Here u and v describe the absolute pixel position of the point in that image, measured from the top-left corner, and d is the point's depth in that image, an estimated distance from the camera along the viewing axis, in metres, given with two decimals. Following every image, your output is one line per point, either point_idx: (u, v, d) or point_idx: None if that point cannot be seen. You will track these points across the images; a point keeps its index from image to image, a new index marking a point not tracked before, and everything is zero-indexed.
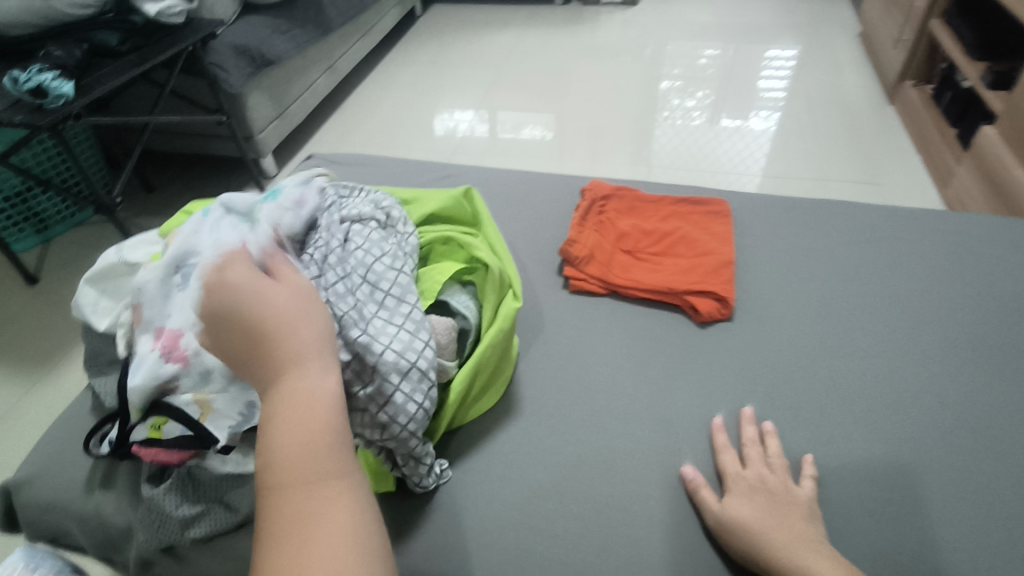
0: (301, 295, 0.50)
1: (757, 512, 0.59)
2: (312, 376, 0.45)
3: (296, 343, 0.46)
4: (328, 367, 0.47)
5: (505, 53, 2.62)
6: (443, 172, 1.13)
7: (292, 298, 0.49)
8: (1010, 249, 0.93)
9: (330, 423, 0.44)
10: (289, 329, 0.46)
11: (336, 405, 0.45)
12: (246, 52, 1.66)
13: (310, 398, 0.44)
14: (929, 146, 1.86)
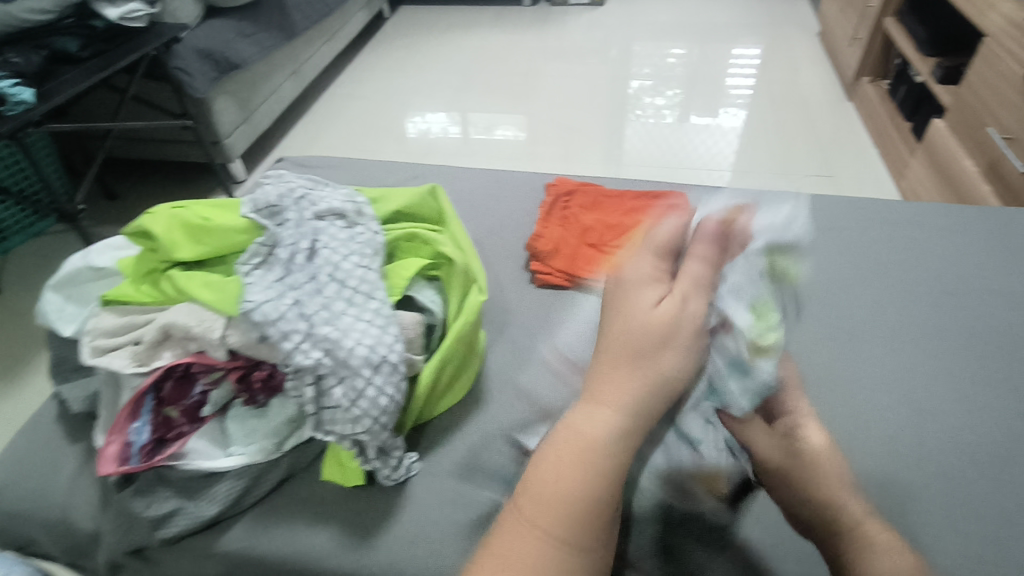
0: (657, 333, 0.50)
1: (815, 460, 0.51)
2: (601, 412, 0.46)
3: (620, 378, 0.48)
4: (629, 418, 0.46)
5: (474, 55, 2.64)
6: (411, 172, 1.14)
7: (652, 325, 0.50)
8: (952, 234, 0.98)
9: (593, 472, 0.43)
10: (628, 362, 0.48)
11: (617, 451, 0.45)
12: (211, 56, 1.65)
13: (591, 438, 0.45)
14: (886, 140, 1.93)
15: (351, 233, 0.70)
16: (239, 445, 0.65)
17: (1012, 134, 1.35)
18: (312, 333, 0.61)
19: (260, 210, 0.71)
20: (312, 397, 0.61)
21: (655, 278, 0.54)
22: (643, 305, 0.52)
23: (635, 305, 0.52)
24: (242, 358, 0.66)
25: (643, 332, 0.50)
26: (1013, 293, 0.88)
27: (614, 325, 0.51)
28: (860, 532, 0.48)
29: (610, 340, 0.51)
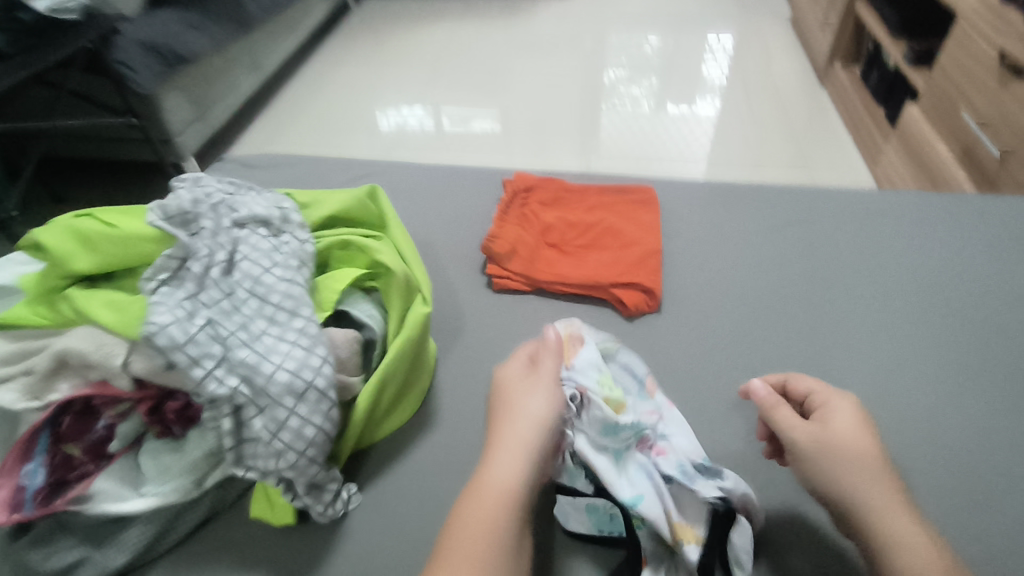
0: (538, 388, 0.60)
1: (849, 440, 0.54)
2: (502, 462, 0.53)
3: (516, 425, 0.56)
4: (529, 462, 0.54)
5: (442, 46, 2.55)
6: (362, 170, 1.07)
7: (532, 401, 0.58)
8: (928, 224, 0.93)
9: (503, 521, 0.50)
10: (519, 413, 0.57)
11: (520, 498, 0.52)
12: (155, 48, 1.51)
13: (500, 489, 0.51)
14: (860, 127, 1.89)
15: (275, 243, 0.65)
16: (151, 485, 0.58)
17: (986, 119, 1.31)
18: (227, 358, 0.55)
19: (171, 217, 0.61)
20: (230, 429, 0.55)
21: (537, 372, 0.62)
22: (528, 387, 0.60)
23: (519, 395, 0.59)
24: (153, 386, 0.59)
25: (528, 404, 0.58)
26: (991, 285, 0.84)
27: (501, 398, 0.61)
28: (886, 515, 0.50)
29: (504, 406, 0.59)
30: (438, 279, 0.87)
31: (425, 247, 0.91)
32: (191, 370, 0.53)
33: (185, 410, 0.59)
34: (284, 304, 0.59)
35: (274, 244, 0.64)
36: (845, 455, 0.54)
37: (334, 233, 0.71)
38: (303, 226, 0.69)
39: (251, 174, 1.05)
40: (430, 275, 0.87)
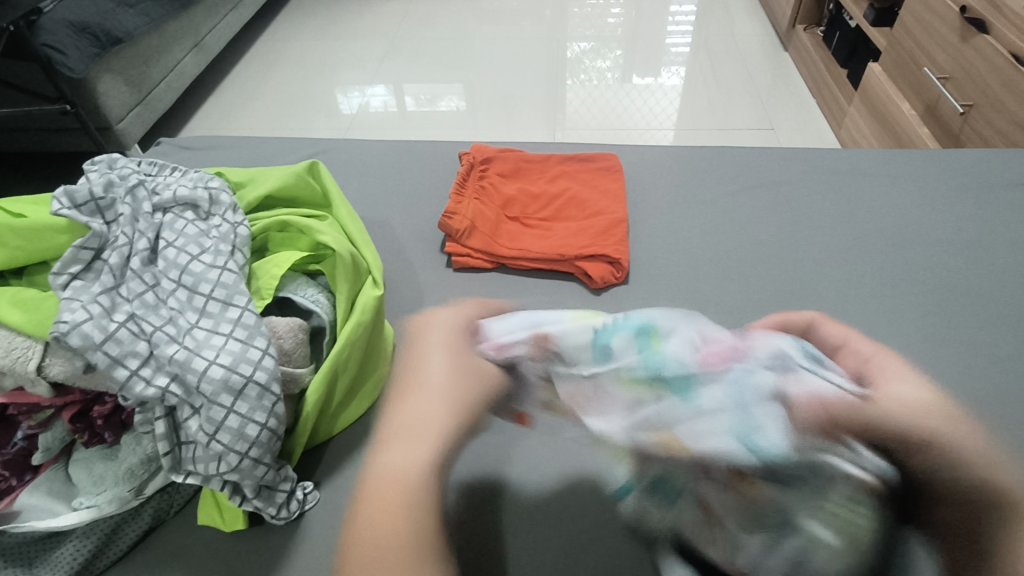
0: (461, 383, 0.58)
1: (914, 424, 0.50)
2: (416, 454, 0.54)
3: (436, 421, 0.56)
4: (438, 456, 0.55)
5: (397, 20, 2.45)
6: (311, 147, 1.00)
7: (459, 408, 0.57)
8: (895, 182, 0.91)
9: (406, 532, 0.50)
10: (449, 404, 0.57)
11: (429, 491, 0.53)
12: (86, 29, 1.39)
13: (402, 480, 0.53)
14: (823, 89, 1.87)
15: (204, 227, 0.60)
16: (84, 499, 0.52)
17: (947, 74, 1.30)
18: (154, 356, 0.51)
19: (80, 205, 0.58)
20: (164, 432, 0.50)
21: (463, 367, 0.59)
22: (457, 389, 0.58)
23: (435, 399, 0.57)
24: (77, 391, 0.54)
25: None
26: (958, 239, 0.82)
27: (420, 386, 0.60)
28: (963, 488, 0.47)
29: (422, 394, 0.59)
30: (395, 260, 0.82)
31: (380, 227, 0.86)
32: (114, 371, 0.49)
33: (115, 415, 0.54)
34: (216, 294, 0.55)
35: (203, 230, 0.60)
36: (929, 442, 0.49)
37: (274, 215, 0.67)
38: (238, 208, 0.64)
39: (190, 157, 0.98)
40: (387, 255, 0.82)
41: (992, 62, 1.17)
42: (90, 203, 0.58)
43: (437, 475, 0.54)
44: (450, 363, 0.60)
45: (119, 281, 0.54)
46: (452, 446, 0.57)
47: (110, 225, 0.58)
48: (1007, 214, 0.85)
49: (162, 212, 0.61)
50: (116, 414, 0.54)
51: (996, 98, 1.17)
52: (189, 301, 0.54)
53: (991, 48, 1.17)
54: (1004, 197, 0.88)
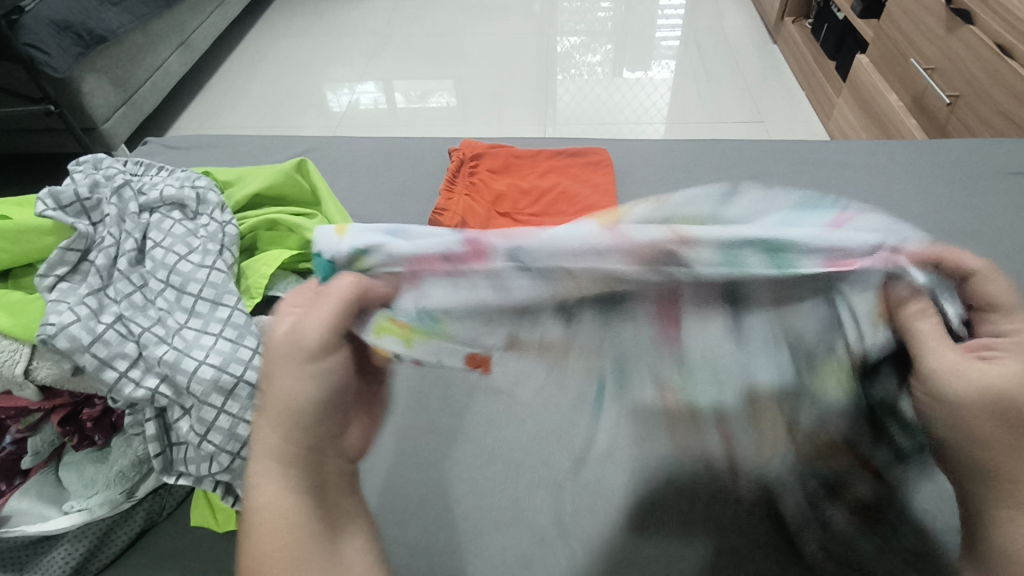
0: (288, 357, 0.40)
1: None
2: (260, 467, 0.40)
3: (274, 429, 0.40)
4: (295, 467, 0.40)
5: (386, 17, 2.44)
6: (300, 145, 0.99)
7: (284, 405, 0.40)
8: (884, 173, 0.92)
9: (305, 555, 0.38)
10: (269, 400, 0.40)
11: (295, 502, 0.39)
12: (69, 28, 1.37)
13: (267, 505, 0.39)
14: (812, 82, 1.88)
15: (192, 227, 0.60)
16: (75, 502, 0.52)
17: (934, 65, 1.31)
18: (143, 357, 0.50)
19: (65, 206, 0.57)
20: (155, 433, 0.51)
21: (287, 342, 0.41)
22: (284, 368, 0.41)
23: (275, 379, 0.40)
24: (66, 394, 0.53)
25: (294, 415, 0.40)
26: (946, 229, 0.83)
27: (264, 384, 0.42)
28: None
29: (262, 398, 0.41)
30: None
31: (370, 225, 0.85)
32: (103, 373, 0.48)
33: (106, 417, 0.54)
34: (205, 294, 0.54)
35: (191, 229, 0.59)
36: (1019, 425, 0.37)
37: (263, 213, 0.66)
38: (226, 207, 0.64)
39: (178, 157, 0.97)
40: None
41: (978, 53, 1.18)
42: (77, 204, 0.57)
43: (300, 484, 0.40)
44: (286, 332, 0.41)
45: (107, 282, 0.54)
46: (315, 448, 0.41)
47: (96, 226, 0.58)
48: (994, 203, 0.86)
49: (149, 212, 0.61)
50: (106, 416, 0.54)
51: (982, 88, 1.17)
52: (177, 302, 0.54)
53: (976, 39, 1.18)
54: (991, 187, 0.88)
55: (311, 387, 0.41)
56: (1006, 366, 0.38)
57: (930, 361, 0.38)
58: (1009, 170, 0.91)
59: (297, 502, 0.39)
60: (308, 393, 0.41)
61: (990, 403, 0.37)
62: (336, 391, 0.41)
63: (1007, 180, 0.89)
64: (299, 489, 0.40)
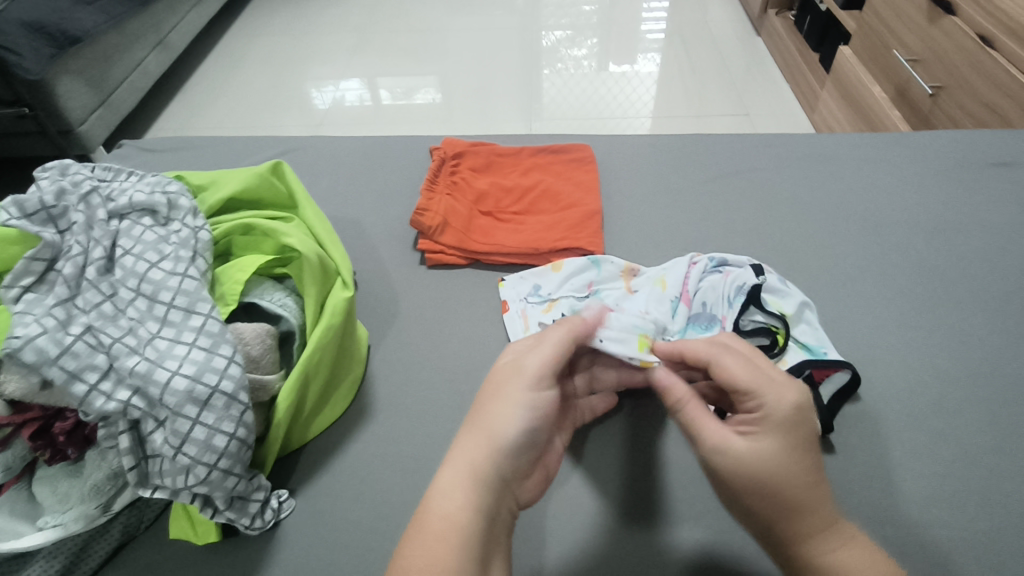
0: (512, 370, 0.51)
1: (786, 440, 0.46)
2: (446, 471, 0.45)
3: (483, 445, 0.47)
4: (479, 486, 0.45)
5: (368, 13, 2.41)
6: (278, 146, 0.97)
7: (502, 424, 0.47)
8: (866, 165, 0.92)
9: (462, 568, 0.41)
10: (480, 414, 0.49)
11: (463, 523, 0.43)
12: (41, 28, 1.33)
13: (440, 507, 0.43)
14: (797, 74, 1.88)
15: (164, 233, 0.58)
16: (48, 518, 0.51)
17: (917, 57, 1.31)
18: (114, 369, 0.49)
19: (31, 215, 0.55)
20: (128, 446, 0.49)
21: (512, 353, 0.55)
22: (507, 393, 0.49)
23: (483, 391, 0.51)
24: (37, 408, 0.51)
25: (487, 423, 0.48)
26: (929, 221, 0.83)
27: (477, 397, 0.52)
28: (811, 535, 0.44)
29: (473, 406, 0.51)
30: (367, 259, 0.80)
31: (351, 227, 0.84)
32: (72, 386, 0.47)
33: (78, 430, 0.52)
34: (178, 302, 0.53)
35: (162, 236, 0.58)
36: (772, 495, 0.45)
37: (238, 218, 0.65)
38: (199, 213, 0.62)
39: (154, 160, 0.95)
40: (359, 255, 0.80)
41: (960, 44, 1.18)
42: (43, 213, 0.56)
43: (481, 503, 0.44)
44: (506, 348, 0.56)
45: (75, 292, 0.53)
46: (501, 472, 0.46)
47: (64, 235, 0.56)
48: (977, 195, 0.86)
49: (118, 219, 0.59)
50: (78, 429, 0.52)
51: (965, 79, 1.18)
52: (147, 311, 0.53)
53: (959, 30, 1.18)
54: (973, 178, 0.89)
55: (511, 419, 0.48)
56: (755, 444, 0.47)
57: (706, 439, 0.49)
58: (992, 161, 0.91)
59: (468, 518, 0.43)
60: (499, 427, 0.48)
61: (747, 481, 0.46)
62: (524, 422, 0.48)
63: (990, 171, 0.90)
64: (474, 509, 0.44)
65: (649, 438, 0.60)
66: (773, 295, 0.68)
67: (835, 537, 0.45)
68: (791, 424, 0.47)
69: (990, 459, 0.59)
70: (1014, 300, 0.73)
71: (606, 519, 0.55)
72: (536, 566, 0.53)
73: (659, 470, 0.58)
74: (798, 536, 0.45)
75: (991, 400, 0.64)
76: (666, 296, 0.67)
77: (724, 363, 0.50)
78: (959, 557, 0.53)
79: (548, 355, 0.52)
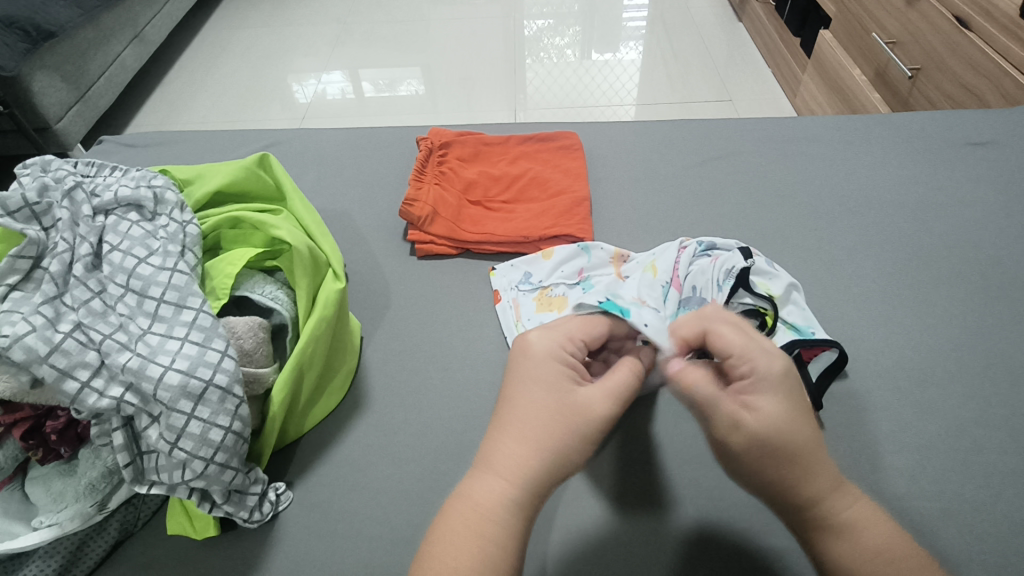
0: (577, 401, 0.48)
1: (788, 405, 0.47)
2: (499, 482, 0.44)
3: (523, 450, 0.45)
4: (528, 496, 0.44)
5: (348, 4, 2.38)
6: (261, 139, 0.96)
7: (533, 427, 0.46)
8: (849, 147, 0.93)
9: (496, 571, 0.41)
10: (537, 432, 0.45)
11: (514, 536, 0.42)
12: (14, 23, 1.29)
13: (491, 511, 0.42)
14: (779, 59, 1.90)
15: (151, 228, 0.58)
16: (42, 518, 0.50)
17: (896, 39, 1.32)
18: (106, 365, 0.49)
19: (13, 212, 0.54)
20: (123, 443, 0.49)
21: (571, 379, 0.50)
22: (541, 398, 0.47)
23: (527, 402, 0.47)
24: (26, 407, 0.51)
25: (535, 431, 0.46)
26: (912, 201, 0.84)
27: (512, 400, 0.48)
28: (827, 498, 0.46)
29: (512, 414, 0.47)
30: (357, 251, 0.80)
31: (339, 219, 0.83)
32: (64, 384, 0.47)
33: (70, 429, 0.52)
34: (168, 298, 0.53)
35: (149, 231, 0.57)
36: (789, 458, 0.46)
37: (226, 211, 0.65)
38: (186, 208, 0.62)
39: (137, 157, 0.93)
40: (348, 247, 0.80)
41: (937, 26, 1.19)
42: (32, 219, 0.55)
43: (527, 515, 0.44)
44: (552, 357, 0.50)
45: (63, 289, 0.52)
46: (546, 485, 0.45)
47: (48, 231, 0.55)
48: (957, 174, 0.88)
49: (103, 215, 0.58)
50: (71, 428, 0.52)
51: (942, 61, 1.19)
52: (137, 310, 0.52)
53: (936, 13, 1.20)
54: (953, 158, 0.90)
55: (571, 452, 0.46)
56: (760, 410, 0.47)
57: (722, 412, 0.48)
58: (971, 141, 0.92)
59: (520, 528, 0.43)
60: (560, 453, 0.45)
61: (762, 452, 0.46)
62: (579, 445, 0.46)
63: (968, 150, 0.91)
64: (524, 519, 0.43)
65: (644, 422, 0.61)
66: (762, 277, 0.69)
67: (844, 496, 0.46)
68: (787, 388, 0.48)
69: (975, 431, 0.60)
70: (995, 275, 0.75)
71: (601, 500, 0.56)
72: (535, 549, 0.54)
73: (653, 451, 0.59)
74: (815, 499, 0.45)
75: (974, 373, 0.65)
76: (658, 280, 0.67)
77: (722, 338, 0.50)
78: (946, 524, 0.54)
79: (619, 408, 0.49)
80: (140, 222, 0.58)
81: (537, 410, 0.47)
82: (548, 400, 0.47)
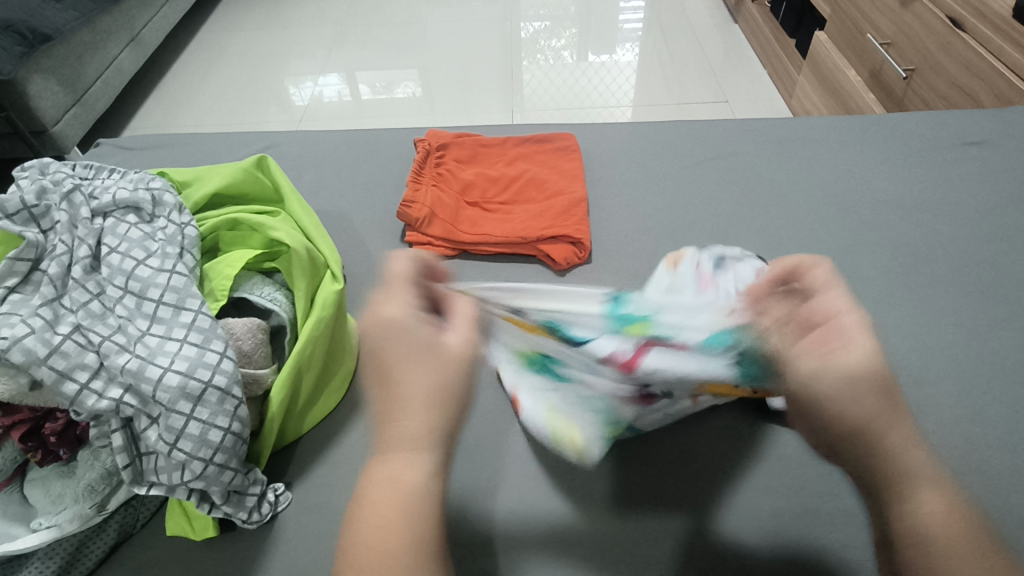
0: (450, 352, 0.49)
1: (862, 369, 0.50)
2: (406, 459, 0.43)
3: (417, 418, 0.45)
4: (437, 459, 0.44)
5: (345, 6, 2.38)
6: (258, 142, 0.97)
7: (419, 392, 0.46)
8: (844, 147, 0.94)
9: (428, 535, 0.41)
10: (428, 398, 0.45)
11: (433, 501, 0.43)
12: (10, 27, 1.29)
13: (406, 485, 0.42)
14: (774, 60, 1.90)
15: (149, 230, 0.58)
16: (40, 520, 0.50)
17: (890, 40, 1.33)
18: (105, 368, 0.49)
19: (12, 215, 0.54)
20: (123, 445, 0.49)
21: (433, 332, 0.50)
22: (417, 359, 0.47)
23: (407, 373, 0.47)
24: (25, 410, 0.51)
25: (427, 398, 0.45)
26: (908, 201, 0.85)
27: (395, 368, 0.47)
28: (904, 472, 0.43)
29: (401, 384, 0.46)
30: (355, 253, 0.80)
31: (337, 221, 0.84)
32: (63, 386, 0.47)
33: (69, 430, 0.52)
34: (167, 300, 0.53)
35: (147, 233, 0.57)
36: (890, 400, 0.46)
37: (224, 213, 0.65)
38: (184, 210, 0.62)
39: (135, 160, 0.93)
40: (346, 249, 0.80)
41: (931, 27, 1.20)
42: (32, 224, 0.55)
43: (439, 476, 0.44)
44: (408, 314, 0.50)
45: (61, 291, 0.52)
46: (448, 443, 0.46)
47: (47, 234, 0.55)
48: (951, 173, 0.88)
49: (102, 217, 0.59)
50: (70, 430, 0.52)
51: (936, 62, 1.20)
52: (136, 312, 0.52)
53: (930, 14, 1.20)
54: (948, 157, 0.91)
55: (463, 395, 0.48)
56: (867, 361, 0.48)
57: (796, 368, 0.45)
58: (965, 140, 0.93)
59: (442, 491, 0.44)
60: (452, 407, 0.46)
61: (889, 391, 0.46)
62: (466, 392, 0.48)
63: (962, 150, 0.92)
64: (440, 482, 0.44)
65: None
66: None
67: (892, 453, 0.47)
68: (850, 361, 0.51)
69: (971, 429, 0.61)
70: (989, 273, 0.75)
71: (599, 499, 0.57)
72: (534, 548, 0.54)
73: (653, 449, 0.59)
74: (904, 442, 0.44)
75: (970, 370, 0.65)
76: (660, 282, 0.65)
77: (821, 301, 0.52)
78: None
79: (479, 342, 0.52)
80: (138, 224, 0.58)
81: (423, 374, 0.47)
82: (428, 361, 0.47)
